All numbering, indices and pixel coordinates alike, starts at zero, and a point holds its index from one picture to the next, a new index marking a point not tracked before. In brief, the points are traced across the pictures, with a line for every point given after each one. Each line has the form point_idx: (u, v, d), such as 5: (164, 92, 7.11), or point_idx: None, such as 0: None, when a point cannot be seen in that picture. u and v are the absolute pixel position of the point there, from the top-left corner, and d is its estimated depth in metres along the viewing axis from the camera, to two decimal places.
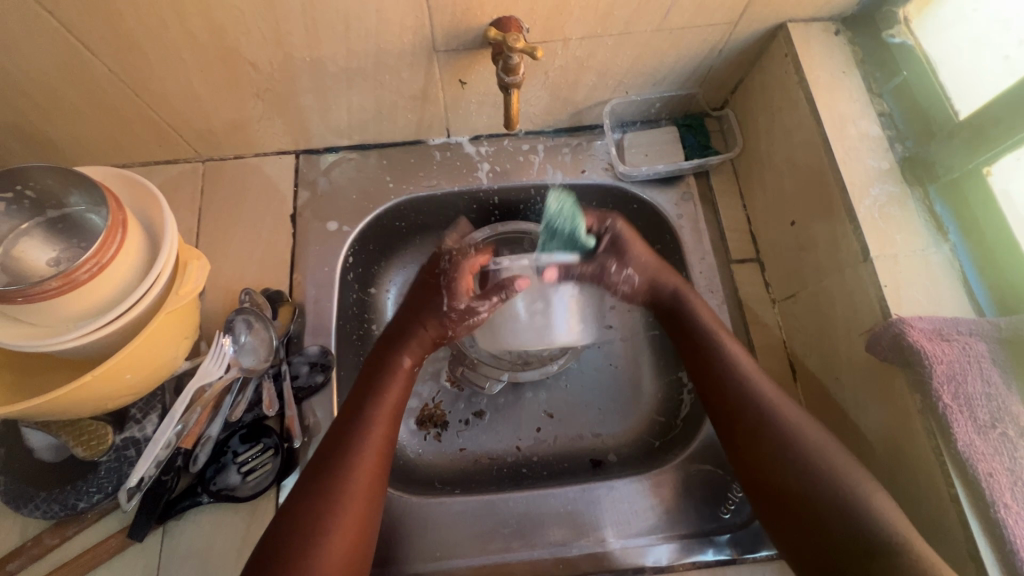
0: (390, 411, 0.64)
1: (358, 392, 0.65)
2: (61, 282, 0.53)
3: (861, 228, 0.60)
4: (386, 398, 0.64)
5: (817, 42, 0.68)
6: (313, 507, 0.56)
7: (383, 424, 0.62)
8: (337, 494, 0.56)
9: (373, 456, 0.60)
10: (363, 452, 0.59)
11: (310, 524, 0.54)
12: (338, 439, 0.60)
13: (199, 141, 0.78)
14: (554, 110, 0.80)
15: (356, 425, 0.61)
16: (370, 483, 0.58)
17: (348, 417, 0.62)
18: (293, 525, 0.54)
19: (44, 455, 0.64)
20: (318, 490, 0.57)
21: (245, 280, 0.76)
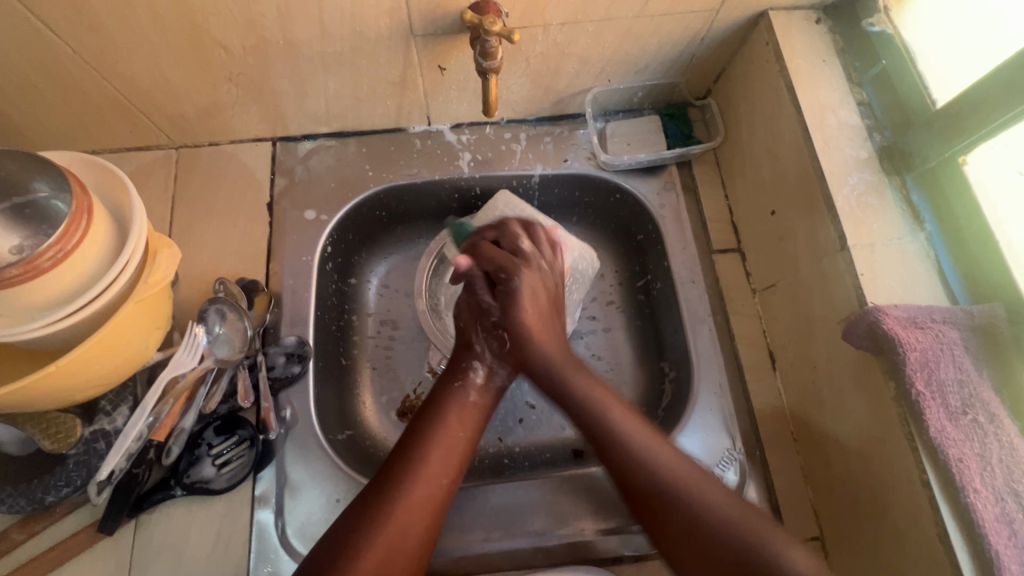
0: (454, 436, 0.63)
1: (420, 417, 0.64)
2: (23, 268, 0.51)
3: (839, 217, 0.60)
4: (452, 424, 0.64)
5: (798, 31, 0.68)
6: (363, 523, 0.55)
7: (449, 444, 0.62)
8: (383, 517, 0.56)
9: (437, 476, 0.60)
10: (420, 478, 0.59)
11: (359, 537, 0.54)
12: (396, 463, 0.60)
13: (172, 127, 0.76)
14: (536, 98, 0.79)
15: (421, 447, 0.61)
16: (427, 503, 0.58)
17: (408, 441, 0.62)
18: (346, 533, 0.55)
19: (11, 448, 0.62)
20: (365, 510, 0.56)
21: (221, 269, 0.75)
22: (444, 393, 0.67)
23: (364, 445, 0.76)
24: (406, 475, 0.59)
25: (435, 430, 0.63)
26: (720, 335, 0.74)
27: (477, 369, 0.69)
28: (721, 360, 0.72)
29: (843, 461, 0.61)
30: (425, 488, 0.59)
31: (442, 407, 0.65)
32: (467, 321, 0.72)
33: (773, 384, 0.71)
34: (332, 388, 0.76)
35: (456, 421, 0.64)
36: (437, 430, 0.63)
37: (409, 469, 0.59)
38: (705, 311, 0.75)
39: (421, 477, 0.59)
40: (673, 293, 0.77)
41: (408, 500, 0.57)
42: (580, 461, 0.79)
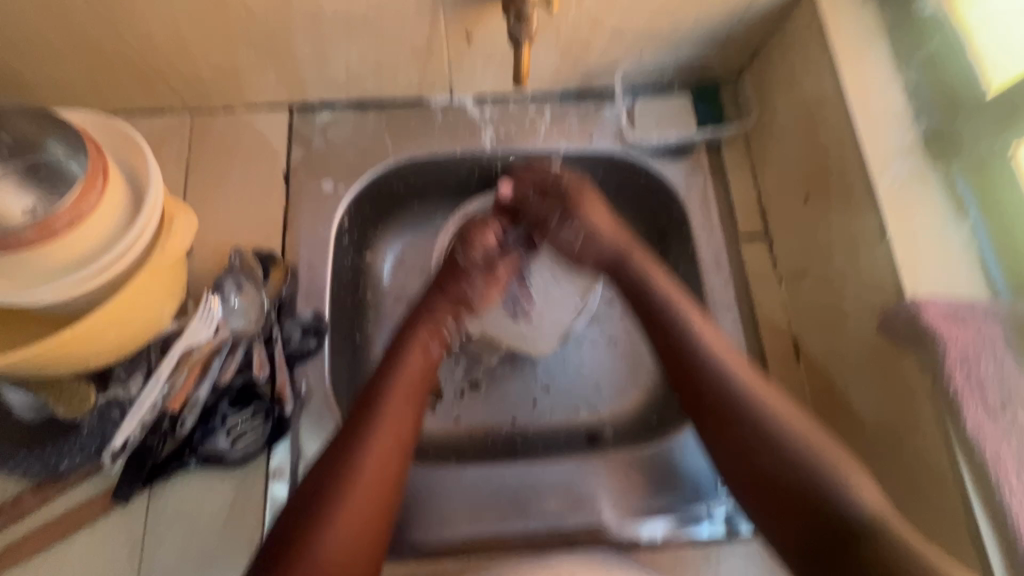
0: (414, 382, 0.62)
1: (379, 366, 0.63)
2: (37, 232, 0.51)
3: (880, 205, 0.58)
4: (401, 396, 0.60)
5: (844, 8, 0.65)
6: (335, 473, 0.54)
7: (407, 387, 0.61)
8: (354, 462, 0.55)
9: (389, 447, 0.56)
10: (386, 420, 0.58)
11: (332, 486, 0.53)
12: (360, 410, 0.58)
13: (186, 89, 0.73)
14: (563, 71, 0.76)
15: (373, 422, 0.57)
16: (384, 477, 0.55)
17: (371, 388, 0.60)
18: (322, 484, 0.53)
19: (25, 415, 0.61)
20: (335, 459, 0.55)
21: (236, 239, 0.73)
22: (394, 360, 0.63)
23: None
24: (366, 431, 0.56)
25: (395, 377, 0.61)
26: (745, 323, 0.72)
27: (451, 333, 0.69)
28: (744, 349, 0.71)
29: (868, 456, 0.60)
30: (381, 460, 0.56)
31: (402, 356, 0.63)
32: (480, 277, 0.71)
33: (797, 374, 0.70)
34: (347, 364, 0.75)
35: (404, 390, 0.60)
36: (397, 374, 0.61)
37: (360, 441, 0.56)
38: (730, 298, 0.73)
39: (372, 454, 0.55)
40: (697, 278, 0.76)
41: (365, 474, 0.54)
42: (594, 445, 0.79)
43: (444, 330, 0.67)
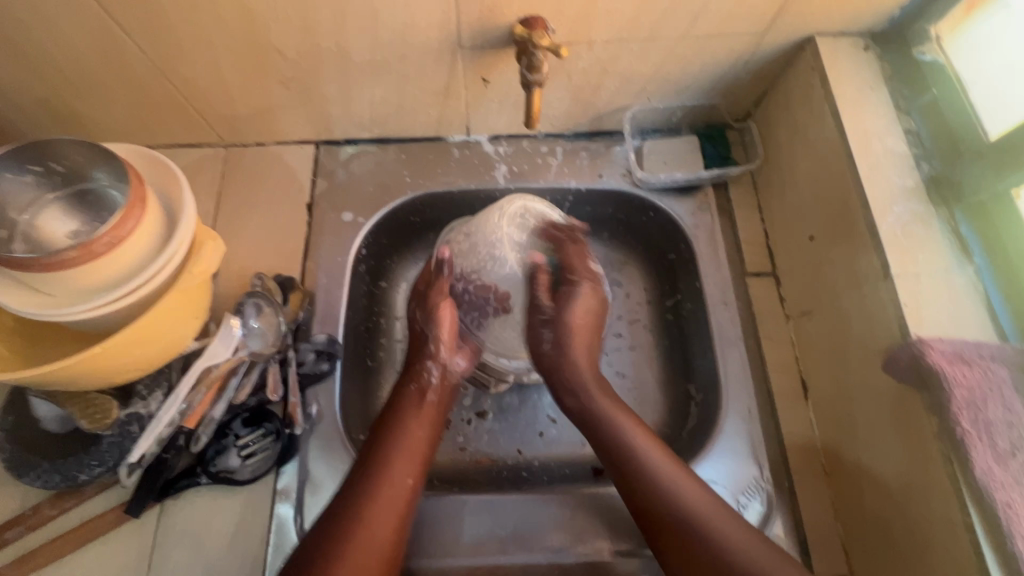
0: (417, 441, 0.63)
1: (381, 423, 0.64)
2: (78, 253, 0.54)
3: (883, 246, 0.58)
4: (401, 456, 0.61)
5: (845, 57, 0.67)
6: (337, 529, 0.54)
7: (411, 445, 0.62)
8: (358, 518, 0.55)
9: (388, 509, 0.57)
10: (388, 477, 0.59)
11: (332, 541, 0.53)
12: (363, 466, 0.60)
13: (222, 126, 0.79)
14: (574, 113, 0.80)
15: (371, 484, 0.58)
16: (385, 535, 0.56)
17: (372, 445, 0.62)
18: (322, 541, 0.53)
19: (51, 426, 0.64)
20: (338, 515, 0.55)
21: (259, 265, 0.77)
22: (395, 420, 0.64)
23: None
24: (370, 486, 0.58)
25: (398, 435, 0.62)
26: (751, 360, 0.72)
27: (432, 370, 0.68)
28: (751, 385, 0.71)
29: (879, 499, 0.59)
30: (381, 520, 0.56)
31: (405, 414, 0.64)
32: (428, 317, 0.70)
33: (805, 414, 0.69)
34: (357, 388, 0.77)
35: (404, 455, 0.61)
36: (397, 431, 0.63)
37: (362, 502, 0.56)
38: (737, 334, 0.74)
39: (371, 516, 0.56)
40: (704, 314, 0.77)
41: (363, 537, 0.54)
42: (599, 478, 0.78)
43: (423, 375, 0.68)
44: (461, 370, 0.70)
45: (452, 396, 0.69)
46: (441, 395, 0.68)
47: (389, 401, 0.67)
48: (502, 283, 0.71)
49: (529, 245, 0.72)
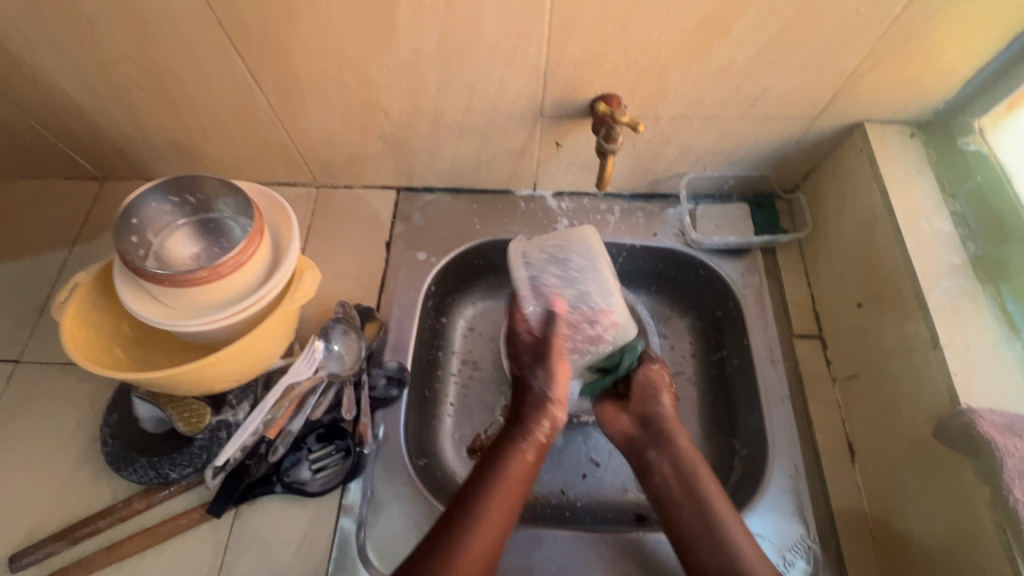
0: (508, 502, 0.67)
1: (483, 473, 0.69)
2: (208, 273, 0.62)
3: (932, 318, 0.62)
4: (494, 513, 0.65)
5: (892, 142, 0.74)
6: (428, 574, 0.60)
7: (505, 507, 0.66)
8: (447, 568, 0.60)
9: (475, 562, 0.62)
10: (478, 536, 0.63)
11: None
12: (460, 517, 0.64)
13: (319, 169, 0.89)
14: (634, 176, 0.87)
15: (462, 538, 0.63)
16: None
17: (472, 498, 0.66)
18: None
19: (148, 426, 0.71)
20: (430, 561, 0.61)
21: (339, 294, 0.84)
22: (494, 473, 0.69)
23: (438, 474, 0.80)
24: (462, 539, 0.62)
25: (494, 493, 0.67)
26: (798, 418, 0.75)
27: (546, 424, 0.73)
28: (797, 443, 0.73)
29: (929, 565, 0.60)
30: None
31: (504, 471, 0.69)
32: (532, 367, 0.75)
33: (852, 475, 0.71)
34: (415, 415, 0.82)
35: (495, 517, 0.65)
36: (496, 489, 0.67)
37: (453, 556, 0.61)
38: (784, 392, 0.77)
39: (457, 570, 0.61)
40: (750, 370, 0.80)
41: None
42: (642, 524, 0.80)
43: (541, 429, 0.73)
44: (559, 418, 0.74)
45: (552, 432, 0.73)
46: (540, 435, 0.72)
47: (495, 450, 0.72)
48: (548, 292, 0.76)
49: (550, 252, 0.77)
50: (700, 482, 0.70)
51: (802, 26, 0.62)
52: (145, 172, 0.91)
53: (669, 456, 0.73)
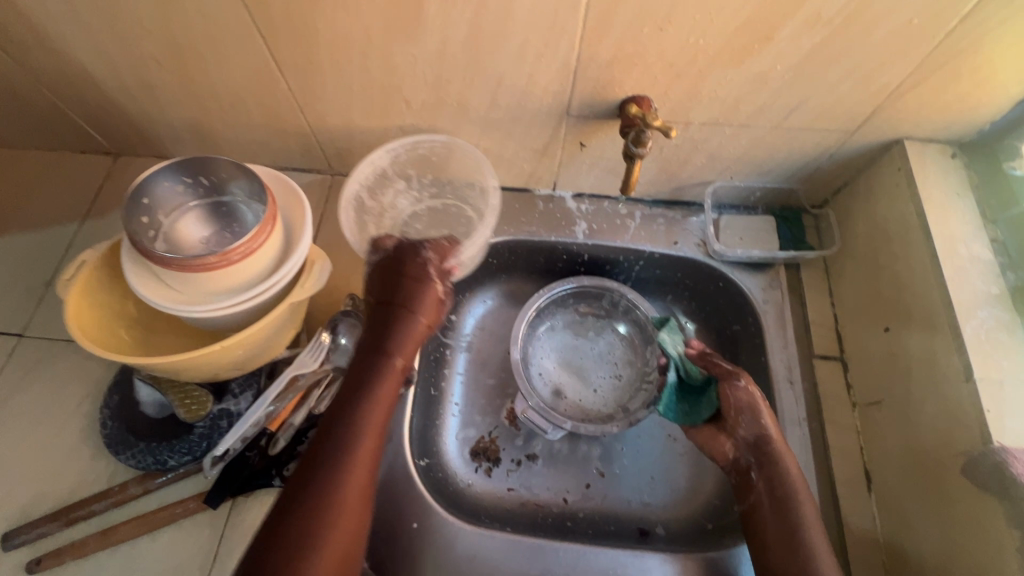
0: (381, 408, 0.59)
1: (348, 386, 0.59)
2: (218, 258, 0.60)
3: (965, 348, 0.60)
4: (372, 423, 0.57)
5: (932, 161, 0.71)
6: (300, 509, 0.51)
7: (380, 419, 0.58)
8: (328, 500, 0.52)
9: (357, 489, 0.54)
10: (358, 458, 0.55)
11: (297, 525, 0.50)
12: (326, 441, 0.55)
13: (335, 157, 0.87)
14: (658, 182, 0.84)
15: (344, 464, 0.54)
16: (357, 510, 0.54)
17: (340, 414, 0.57)
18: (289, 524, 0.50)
19: (148, 409, 0.70)
20: (301, 498, 0.52)
21: (348, 285, 0.82)
22: (367, 373, 0.60)
23: (438, 475, 0.80)
24: (335, 462, 0.54)
25: (363, 403, 0.58)
26: (814, 441, 0.72)
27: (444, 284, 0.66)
28: (812, 467, 0.70)
29: None
30: (350, 514, 0.53)
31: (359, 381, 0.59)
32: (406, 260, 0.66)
33: (867, 506, 0.67)
34: (420, 413, 0.81)
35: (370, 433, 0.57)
36: (360, 400, 0.58)
37: (328, 484, 0.53)
38: (801, 414, 0.74)
39: (343, 504, 0.53)
40: (766, 388, 0.77)
41: (333, 538, 0.51)
42: (644, 540, 0.78)
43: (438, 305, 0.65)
44: (423, 325, 0.63)
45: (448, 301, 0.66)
46: (424, 321, 0.63)
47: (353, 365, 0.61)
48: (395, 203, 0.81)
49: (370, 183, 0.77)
50: (797, 504, 0.63)
51: (850, 35, 0.59)
52: (160, 150, 0.90)
53: (770, 475, 0.66)
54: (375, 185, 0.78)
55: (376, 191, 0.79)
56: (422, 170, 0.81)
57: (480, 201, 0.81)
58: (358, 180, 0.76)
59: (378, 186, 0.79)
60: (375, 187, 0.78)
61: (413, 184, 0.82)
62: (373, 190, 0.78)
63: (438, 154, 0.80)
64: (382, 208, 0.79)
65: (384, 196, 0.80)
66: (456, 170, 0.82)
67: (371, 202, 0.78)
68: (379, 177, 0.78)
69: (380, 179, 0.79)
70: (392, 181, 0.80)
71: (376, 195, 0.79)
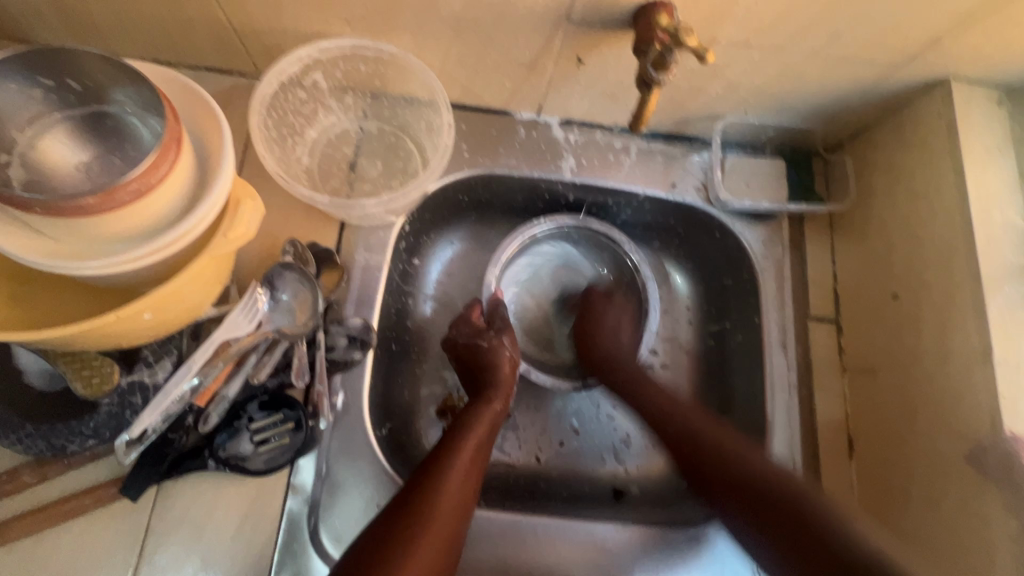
0: (499, 411, 0.66)
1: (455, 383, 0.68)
2: (99, 199, 0.44)
3: (988, 326, 0.55)
4: (476, 432, 0.62)
5: (977, 108, 0.62)
6: (445, 489, 0.55)
7: (487, 434, 0.63)
8: (434, 479, 0.56)
9: (464, 494, 0.57)
10: (469, 440, 0.61)
11: (418, 508, 0.53)
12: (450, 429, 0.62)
13: (261, 56, 0.67)
14: (662, 113, 0.72)
15: (450, 454, 0.58)
16: (461, 504, 0.56)
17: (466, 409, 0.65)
18: (412, 499, 0.54)
19: (35, 381, 0.56)
20: (431, 474, 0.56)
21: (286, 225, 0.68)
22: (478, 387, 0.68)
23: (401, 440, 0.71)
24: (449, 444, 0.60)
25: (486, 395, 0.67)
26: (802, 408, 0.69)
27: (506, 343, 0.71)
28: (798, 434, 0.68)
29: None
30: (448, 519, 0.54)
31: (479, 382, 0.69)
32: (464, 325, 0.73)
33: (846, 473, 0.66)
34: (382, 373, 0.71)
35: (476, 443, 0.61)
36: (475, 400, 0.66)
37: (438, 464, 0.57)
38: (791, 379, 0.70)
39: (454, 477, 0.57)
40: (757, 351, 0.72)
41: (439, 510, 0.54)
42: (619, 503, 0.75)
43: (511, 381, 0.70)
44: (497, 409, 0.66)
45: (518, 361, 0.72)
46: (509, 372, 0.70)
47: (490, 367, 0.69)
48: (325, 120, 0.71)
49: (294, 93, 0.66)
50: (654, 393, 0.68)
51: None
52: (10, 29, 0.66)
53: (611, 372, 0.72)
54: (301, 97, 0.67)
55: (301, 103, 0.67)
56: (360, 86, 0.70)
57: (426, 139, 0.72)
58: (272, 82, 0.62)
59: (305, 99, 0.68)
60: (302, 100, 0.67)
61: (347, 101, 0.71)
62: (297, 102, 0.67)
63: (379, 72, 0.68)
64: (306, 120, 0.69)
65: (312, 111, 0.69)
66: (399, 90, 0.70)
67: (294, 115, 0.68)
68: (306, 89, 0.67)
69: (306, 89, 0.67)
70: (323, 95, 0.69)
71: (299, 108, 0.68)
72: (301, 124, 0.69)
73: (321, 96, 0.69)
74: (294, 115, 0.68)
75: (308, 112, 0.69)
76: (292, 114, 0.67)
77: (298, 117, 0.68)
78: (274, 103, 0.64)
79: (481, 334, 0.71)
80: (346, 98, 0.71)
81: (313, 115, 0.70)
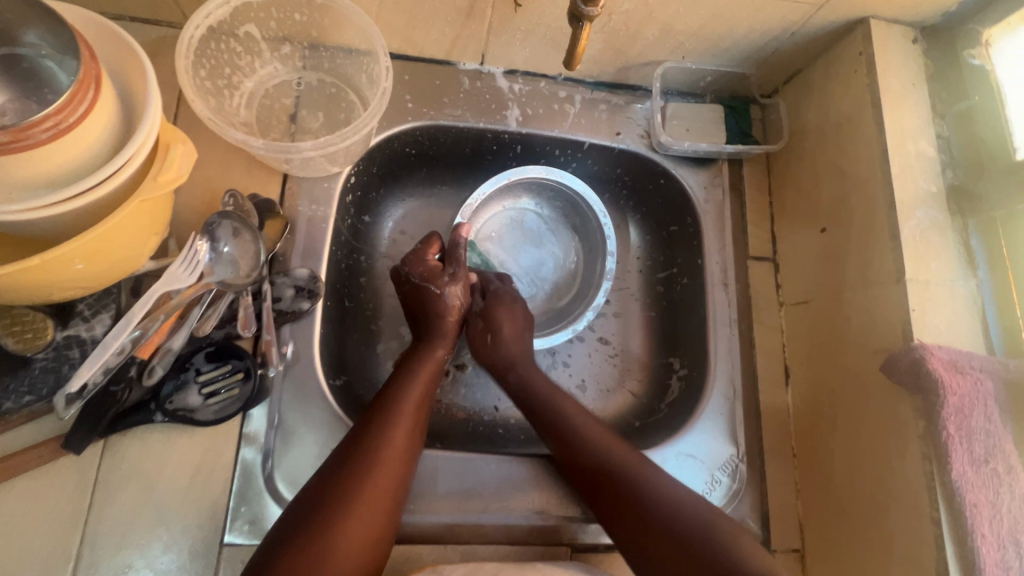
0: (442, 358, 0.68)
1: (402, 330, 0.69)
2: (12, 137, 0.42)
3: (901, 247, 0.59)
4: (420, 380, 0.63)
5: (894, 47, 0.65)
6: (391, 428, 0.58)
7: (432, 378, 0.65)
8: (384, 419, 0.58)
9: (412, 432, 0.59)
10: (414, 384, 0.63)
11: (366, 444, 0.56)
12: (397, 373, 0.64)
13: (190, 4, 0.65)
14: (603, 60, 0.73)
15: (395, 401, 0.60)
16: (410, 441, 0.58)
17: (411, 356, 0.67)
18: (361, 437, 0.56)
19: None
20: (379, 415, 0.59)
21: (228, 179, 0.66)
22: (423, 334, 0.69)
23: (357, 393, 0.72)
24: (396, 388, 0.62)
25: (430, 344, 0.68)
26: (741, 340, 0.73)
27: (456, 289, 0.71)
28: (738, 364, 0.72)
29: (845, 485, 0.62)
30: (394, 461, 0.56)
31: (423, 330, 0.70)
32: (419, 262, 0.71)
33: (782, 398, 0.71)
34: (332, 328, 0.70)
35: (423, 386, 0.64)
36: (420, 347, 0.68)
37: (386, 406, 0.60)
38: (731, 315, 0.73)
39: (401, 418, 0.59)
40: (700, 291, 0.76)
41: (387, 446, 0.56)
42: None
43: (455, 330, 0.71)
44: (441, 356, 0.68)
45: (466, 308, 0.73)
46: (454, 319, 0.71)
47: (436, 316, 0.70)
48: (264, 71, 0.69)
49: (228, 41, 0.64)
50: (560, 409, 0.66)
51: None
52: None
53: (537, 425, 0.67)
54: (237, 46, 0.65)
55: (235, 52, 0.66)
56: (298, 35, 0.69)
57: (367, 90, 0.71)
58: (201, 26, 0.60)
59: (240, 48, 0.66)
60: (238, 49, 0.66)
61: (286, 52, 0.70)
62: (232, 51, 0.65)
63: (316, 19, 0.67)
64: (244, 71, 0.67)
65: (250, 61, 0.68)
66: (337, 39, 0.69)
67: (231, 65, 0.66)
68: (240, 38, 0.65)
69: (240, 38, 0.65)
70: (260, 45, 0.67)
71: (235, 58, 0.66)
72: (239, 75, 0.67)
73: (258, 45, 0.67)
74: (230, 66, 0.66)
75: (245, 62, 0.67)
76: (228, 64, 0.66)
77: (234, 68, 0.66)
78: (206, 52, 0.62)
79: (433, 277, 0.70)
80: (284, 48, 0.69)
81: (251, 66, 0.68)
